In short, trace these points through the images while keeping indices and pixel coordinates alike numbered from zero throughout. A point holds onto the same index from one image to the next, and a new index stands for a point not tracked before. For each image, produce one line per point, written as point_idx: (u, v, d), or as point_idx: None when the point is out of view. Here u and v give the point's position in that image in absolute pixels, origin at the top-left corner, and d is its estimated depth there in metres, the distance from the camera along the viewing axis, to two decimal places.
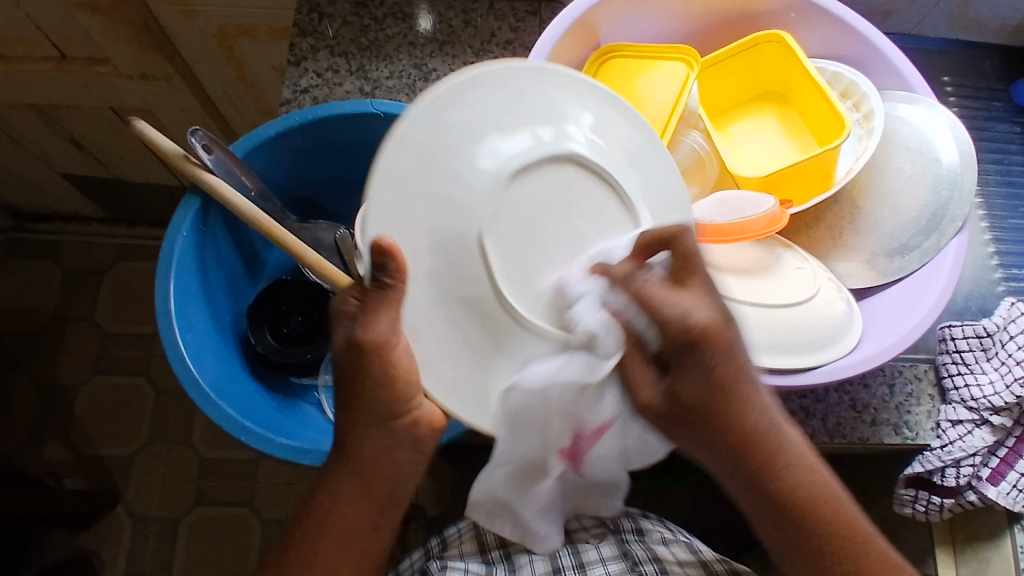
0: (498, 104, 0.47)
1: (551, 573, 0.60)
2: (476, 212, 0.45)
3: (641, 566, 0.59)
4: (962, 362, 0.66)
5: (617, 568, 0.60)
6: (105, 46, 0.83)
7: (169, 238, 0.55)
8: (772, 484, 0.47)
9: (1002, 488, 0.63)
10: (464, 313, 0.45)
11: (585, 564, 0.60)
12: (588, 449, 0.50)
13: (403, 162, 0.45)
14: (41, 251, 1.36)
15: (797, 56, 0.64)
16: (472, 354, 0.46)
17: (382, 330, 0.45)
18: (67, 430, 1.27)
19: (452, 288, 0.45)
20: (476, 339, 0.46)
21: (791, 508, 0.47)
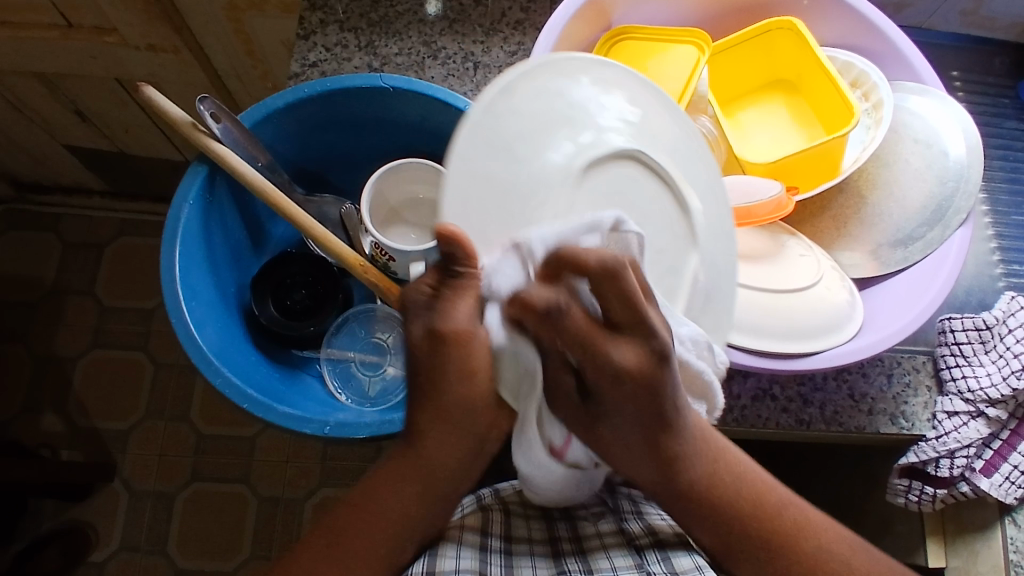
0: (560, 94, 0.47)
1: (550, 549, 0.59)
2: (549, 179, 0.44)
3: (637, 541, 0.59)
4: (960, 354, 0.66)
5: (616, 545, 0.59)
6: (113, 15, 0.82)
7: (176, 205, 0.55)
8: (687, 478, 0.47)
9: (994, 479, 0.64)
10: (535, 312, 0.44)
11: (584, 539, 0.60)
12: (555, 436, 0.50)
13: (473, 147, 0.44)
14: (42, 223, 1.35)
15: (809, 44, 0.63)
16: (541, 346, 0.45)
17: (462, 323, 0.42)
18: (64, 402, 1.27)
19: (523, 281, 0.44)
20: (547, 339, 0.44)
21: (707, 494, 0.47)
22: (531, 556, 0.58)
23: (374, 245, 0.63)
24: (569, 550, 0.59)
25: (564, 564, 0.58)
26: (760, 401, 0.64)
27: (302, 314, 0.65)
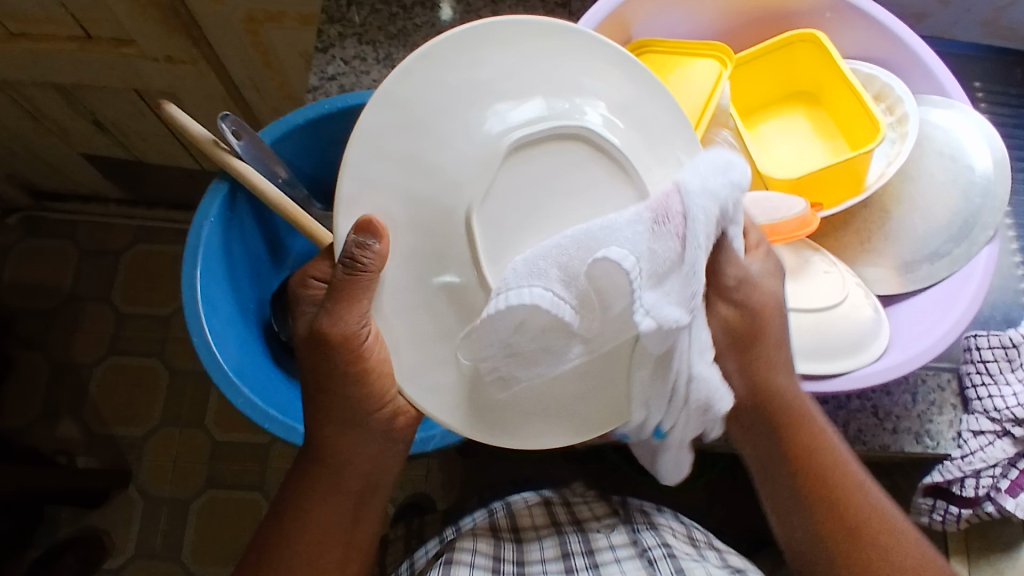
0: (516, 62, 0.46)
1: (563, 570, 0.59)
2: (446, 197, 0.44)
3: (649, 551, 0.59)
4: (986, 372, 0.65)
5: (626, 555, 0.60)
6: (132, 27, 0.83)
7: (197, 222, 0.55)
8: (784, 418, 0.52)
9: (1020, 500, 0.63)
10: (441, 297, 0.45)
11: (599, 562, 0.59)
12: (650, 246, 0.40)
13: (383, 123, 0.43)
14: (59, 231, 1.36)
15: (832, 57, 0.63)
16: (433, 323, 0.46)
17: (349, 326, 0.45)
18: (82, 408, 1.28)
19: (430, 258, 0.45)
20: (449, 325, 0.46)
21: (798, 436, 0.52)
22: (542, 567, 0.60)
23: None
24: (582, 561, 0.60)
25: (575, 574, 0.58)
26: None
27: None
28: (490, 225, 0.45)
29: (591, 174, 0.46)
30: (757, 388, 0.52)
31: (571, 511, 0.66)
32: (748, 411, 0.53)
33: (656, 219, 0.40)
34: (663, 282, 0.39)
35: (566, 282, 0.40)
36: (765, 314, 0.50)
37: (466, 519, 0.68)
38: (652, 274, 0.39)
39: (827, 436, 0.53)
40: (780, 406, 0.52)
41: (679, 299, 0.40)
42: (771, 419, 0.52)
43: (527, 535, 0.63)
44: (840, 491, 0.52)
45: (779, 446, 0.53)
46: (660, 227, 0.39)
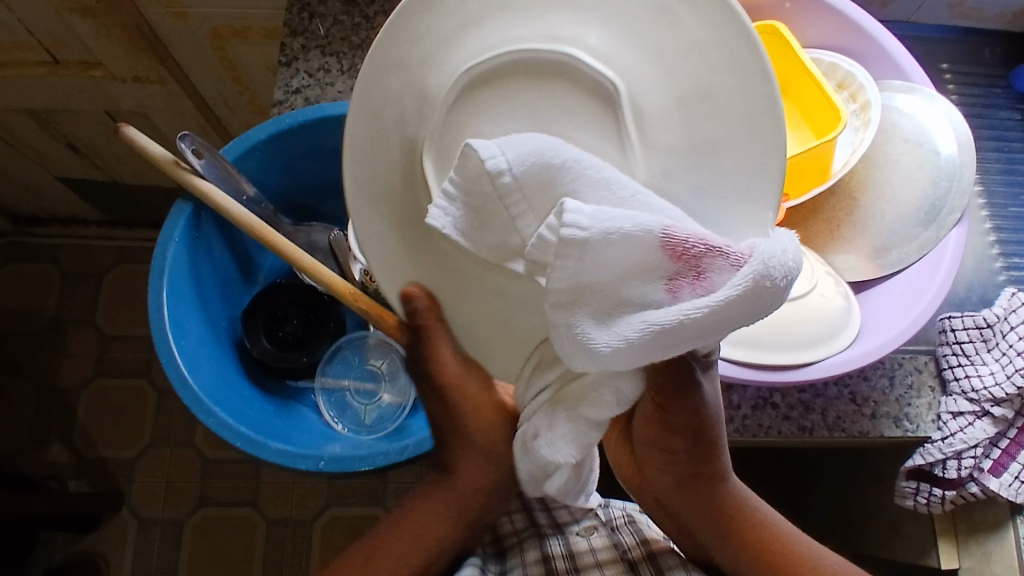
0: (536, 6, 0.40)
1: (542, 561, 0.62)
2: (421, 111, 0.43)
3: (629, 554, 0.62)
4: (962, 353, 0.65)
5: (607, 558, 0.62)
6: (97, 49, 0.82)
7: (162, 243, 0.55)
8: (716, 495, 0.52)
9: (1004, 479, 0.63)
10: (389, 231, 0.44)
11: (576, 553, 0.62)
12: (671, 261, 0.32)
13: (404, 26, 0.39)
14: (40, 256, 1.36)
15: (793, 47, 0.63)
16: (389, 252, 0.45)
17: (449, 368, 0.47)
18: (70, 432, 1.27)
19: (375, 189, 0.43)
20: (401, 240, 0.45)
21: (729, 505, 0.53)
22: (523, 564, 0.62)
23: (363, 272, 0.63)
24: (560, 561, 0.62)
25: (553, 565, 0.61)
26: (761, 410, 0.63)
27: (295, 344, 0.65)
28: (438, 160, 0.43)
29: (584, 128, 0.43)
30: (676, 480, 0.52)
31: (551, 513, 0.66)
32: (674, 497, 0.53)
33: (664, 251, 0.32)
34: (612, 316, 0.33)
35: (538, 188, 0.35)
36: (700, 428, 0.48)
37: None
38: (608, 270, 0.32)
39: (762, 527, 0.53)
40: (705, 510, 0.52)
41: (612, 339, 0.33)
42: (700, 519, 0.53)
43: (510, 542, 0.66)
44: (782, 551, 0.53)
45: (712, 542, 0.53)
46: (661, 271, 0.32)
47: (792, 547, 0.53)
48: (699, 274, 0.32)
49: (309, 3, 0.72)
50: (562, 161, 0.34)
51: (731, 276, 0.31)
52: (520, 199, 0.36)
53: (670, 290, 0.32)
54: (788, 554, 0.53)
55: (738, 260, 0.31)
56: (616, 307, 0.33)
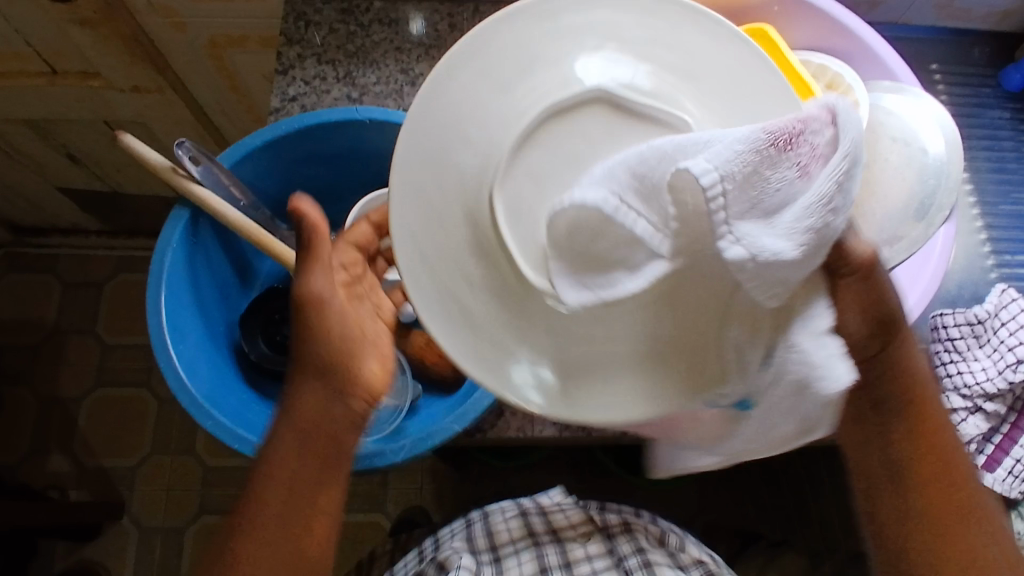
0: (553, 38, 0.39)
1: (539, 572, 0.63)
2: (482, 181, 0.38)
3: (625, 562, 0.64)
4: (954, 350, 0.66)
5: (603, 565, 0.64)
6: (95, 59, 0.83)
7: (159, 249, 0.56)
8: (899, 392, 0.48)
9: (997, 474, 0.64)
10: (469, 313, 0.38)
11: (572, 562, 0.64)
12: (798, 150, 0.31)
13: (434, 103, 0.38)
14: (40, 266, 1.37)
15: (781, 49, 0.64)
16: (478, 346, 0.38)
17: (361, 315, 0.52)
18: (71, 441, 1.28)
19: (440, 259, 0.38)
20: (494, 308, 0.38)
21: (908, 403, 0.48)
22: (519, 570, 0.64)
23: None
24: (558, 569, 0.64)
25: (550, 575, 0.63)
26: None
27: None
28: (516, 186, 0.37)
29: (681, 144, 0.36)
30: (883, 371, 0.47)
31: (547, 518, 0.67)
32: (865, 392, 0.48)
33: (769, 146, 0.30)
34: (776, 217, 0.30)
35: (644, 195, 0.31)
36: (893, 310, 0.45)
37: (443, 530, 0.68)
38: (743, 196, 0.30)
39: (938, 422, 0.49)
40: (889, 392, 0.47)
41: (782, 238, 0.30)
42: (880, 401, 0.48)
43: (504, 550, 0.65)
44: (949, 465, 0.49)
45: (885, 431, 0.49)
46: (791, 160, 0.31)
47: (953, 441, 0.49)
48: (803, 160, 0.31)
49: (304, 12, 0.73)
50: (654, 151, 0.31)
51: (831, 136, 0.31)
52: (632, 208, 0.31)
53: (802, 183, 0.31)
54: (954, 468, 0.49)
55: (826, 117, 0.32)
56: (741, 197, 0.30)
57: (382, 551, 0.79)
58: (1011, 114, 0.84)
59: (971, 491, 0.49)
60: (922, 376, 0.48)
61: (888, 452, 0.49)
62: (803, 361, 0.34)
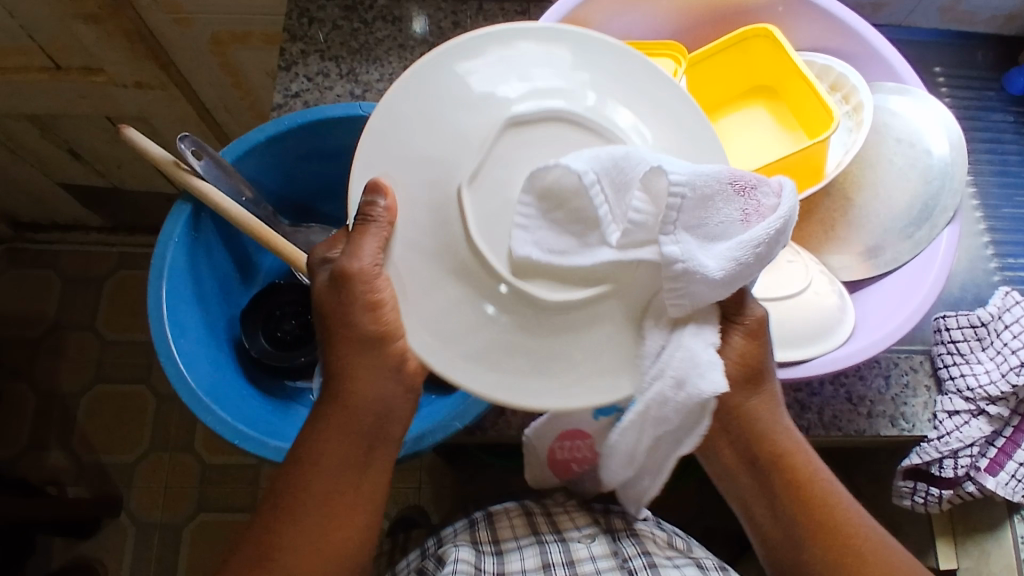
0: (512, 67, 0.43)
1: (541, 567, 0.62)
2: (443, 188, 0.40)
3: (630, 562, 0.62)
4: (957, 352, 0.65)
5: (607, 565, 0.62)
6: (98, 54, 0.83)
7: (161, 243, 0.56)
8: (762, 438, 0.51)
9: (1001, 478, 0.63)
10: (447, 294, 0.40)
11: (575, 560, 0.63)
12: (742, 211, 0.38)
13: (401, 115, 0.42)
14: (40, 261, 1.36)
15: (786, 50, 0.63)
16: (456, 326, 0.40)
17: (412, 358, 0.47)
18: (69, 438, 1.27)
19: (421, 249, 0.41)
20: (459, 295, 0.40)
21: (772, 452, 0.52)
22: (522, 567, 0.62)
23: None
24: (560, 568, 0.62)
25: (552, 571, 0.62)
26: None
27: (294, 344, 0.66)
28: (484, 196, 0.40)
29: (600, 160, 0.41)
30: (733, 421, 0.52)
31: (552, 519, 0.67)
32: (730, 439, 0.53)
33: (734, 193, 0.38)
34: (698, 240, 0.39)
35: (616, 188, 0.38)
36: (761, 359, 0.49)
37: (448, 530, 0.69)
38: (696, 214, 0.38)
39: (806, 464, 0.52)
40: (767, 453, 0.52)
41: (722, 262, 0.38)
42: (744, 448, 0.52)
43: (508, 545, 0.65)
44: (826, 512, 0.51)
45: (766, 486, 0.53)
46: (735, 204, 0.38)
47: (834, 492, 0.52)
48: (758, 206, 0.39)
49: (308, 9, 0.73)
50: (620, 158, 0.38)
51: (775, 202, 0.39)
52: (603, 197, 0.38)
53: (744, 223, 0.38)
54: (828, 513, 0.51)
55: (777, 191, 0.39)
56: (688, 227, 0.38)
57: (383, 553, 0.79)
58: (1014, 118, 0.83)
59: (856, 532, 0.51)
60: (785, 430, 0.52)
61: (774, 508, 0.53)
62: (685, 357, 0.41)
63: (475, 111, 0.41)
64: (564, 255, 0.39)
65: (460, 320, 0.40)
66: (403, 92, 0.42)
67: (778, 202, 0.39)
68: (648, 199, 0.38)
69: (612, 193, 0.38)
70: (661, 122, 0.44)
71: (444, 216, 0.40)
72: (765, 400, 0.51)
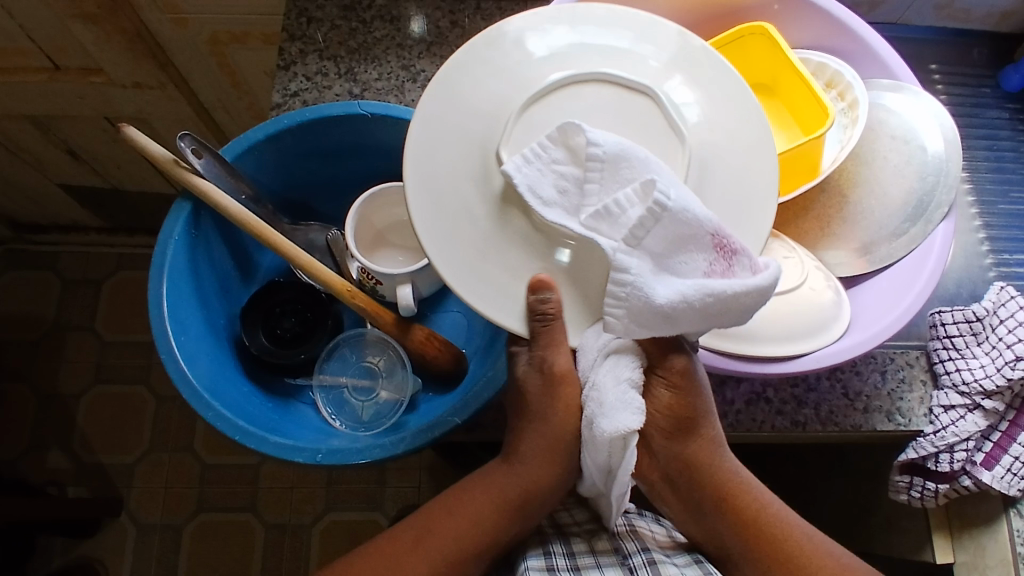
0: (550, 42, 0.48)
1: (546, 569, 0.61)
2: (490, 142, 0.46)
3: (632, 562, 0.62)
4: (953, 347, 0.66)
5: (609, 565, 0.62)
6: (98, 55, 0.84)
7: (161, 242, 0.56)
8: (704, 483, 0.52)
9: (996, 472, 0.64)
10: (501, 248, 0.45)
11: (579, 564, 0.62)
12: (715, 265, 0.41)
13: (450, 95, 0.46)
14: (40, 262, 1.37)
15: (781, 47, 0.64)
16: (512, 275, 0.45)
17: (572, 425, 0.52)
18: (69, 438, 1.28)
19: (468, 212, 0.45)
20: (512, 249, 0.45)
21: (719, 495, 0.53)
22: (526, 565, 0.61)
23: (360, 270, 0.64)
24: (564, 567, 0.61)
25: (556, 573, 0.61)
26: (755, 405, 0.64)
27: (294, 341, 0.66)
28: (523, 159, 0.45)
29: (636, 124, 0.46)
30: (672, 470, 0.53)
31: (553, 517, 0.68)
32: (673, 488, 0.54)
33: (711, 246, 0.41)
34: (656, 265, 0.41)
35: (614, 175, 0.42)
36: (689, 406, 0.50)
37: None
38: (665, 244, 0.41)
39: (756, 501, 0.53)
40: (708, 496, 0.53)
41: (670, 293, 0.41)
42: (690, 497, 0.53)
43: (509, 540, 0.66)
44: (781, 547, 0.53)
45: (711, 527, 0.54)
46: (707, 254, 0.41)
47: (784, 526, 0.53)
48: (727, 269, 0.41)
49: (306, 8, 0.74)
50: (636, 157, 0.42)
51: (751, 276, 0.41)
52: (598, 182, 0.42)
53: (705, 273, 0.41)
54: (785, 549, 0.53)
55: (756, 268, 0.42)
56: (651, 246, 0.41)
57: None
58: (1010, 115, 0.84)
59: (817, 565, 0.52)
60: (731, 472, 0.53)
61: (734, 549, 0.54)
62: (598, 387, 0.46)
63: (533, 84, 0.46)
64: (546, 206, 0.43)
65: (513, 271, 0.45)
66: (449, 79, 0.46)
67: (751, 277, 0.41)
68: (637, 199, 0.41)
69: (614, 170, 0.42)
70: (692, 77, 0.48)
71: (483, 164, 0.45)
72: (696, 445, 0.52)
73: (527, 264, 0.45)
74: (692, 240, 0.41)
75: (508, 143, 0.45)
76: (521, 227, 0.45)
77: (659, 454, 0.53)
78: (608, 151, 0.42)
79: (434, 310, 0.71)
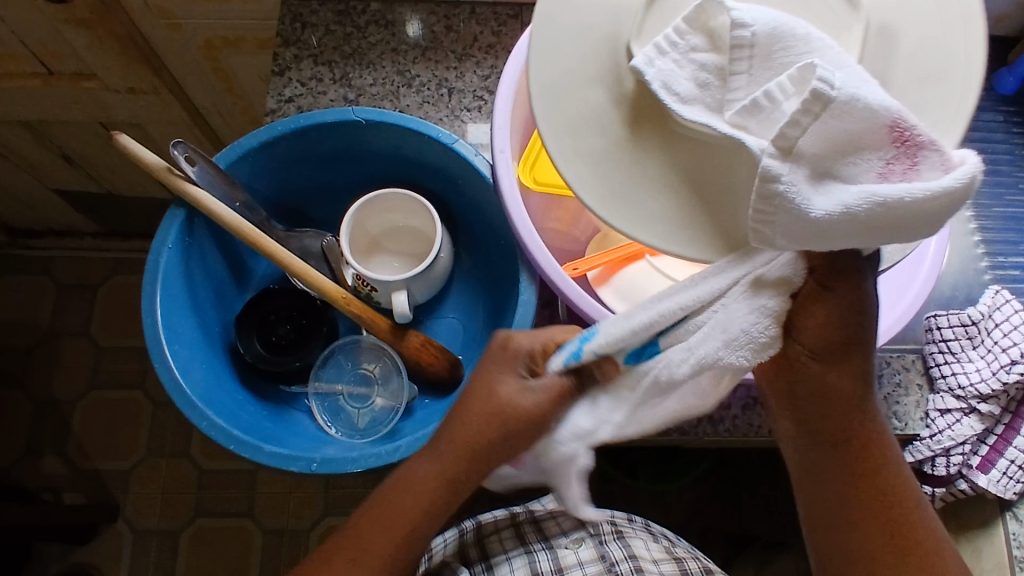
0: None
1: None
2: (618, 34, 0.44)
3: (617, 567, 0.63)
4: (948, 351, 0.65)
5: (595, 570, 0.63)
6: (92, 60, 0.83)
7: (155, 250, 0.56)
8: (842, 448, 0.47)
9: (992, 475, 0.64)
10: (636, 150, 0.43)
11: (564, 567, 0.64)
12: (914, 165, 0.32)
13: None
14: (35, 267, 1.36)
15: None
16: (652, 181, 0.43)
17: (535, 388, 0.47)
18: (65, 444, 1.27)
19: (596, 116, 0.44)
20: (648, 150, 0.43)
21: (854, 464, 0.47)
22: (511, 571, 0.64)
23: (356, 277, 0.64)
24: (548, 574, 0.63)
25: None
26: (751, 410, 0.63)
27: (288, 347, 0.65)
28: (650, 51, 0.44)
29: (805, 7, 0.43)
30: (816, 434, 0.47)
31: (540, 525, 0.67)
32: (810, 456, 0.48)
33: (889, 140, 0.32)
34: (822, 180, 0.33)
35: (764, 58, 0.38)
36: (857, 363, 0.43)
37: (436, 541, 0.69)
38: (835, 151, 0.33)
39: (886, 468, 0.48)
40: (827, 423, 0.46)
41: (831, 205, 0.33)
42: (822, 462, 0.48)
43: (497, 559, 0.65)
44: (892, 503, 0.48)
45: (821, 459, 0.48)
46: (880, 152, 0.33)
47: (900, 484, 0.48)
48: (911, 169, 0.33)
49: (301, 13, 0.73)
50: (804, 32, 0.37)
51: (946, 177, 0.32)
52: (746, 70, 0.39)
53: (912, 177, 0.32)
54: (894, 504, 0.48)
55: (951, 163, 0.32)
56: (811, 167, 0.33)
57: None
58: (1005, 117, 0.84)
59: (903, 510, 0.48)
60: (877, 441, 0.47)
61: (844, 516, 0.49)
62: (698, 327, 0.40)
63: None
64: (685, 104, 0.40)
65: (651, 181, 0.43)
66: None
67: (939, 177, 0.32)
68: (793, 91, 0.35)
69: (768, 54, 0.38)
70: None
71: (613, 64, 0.44)
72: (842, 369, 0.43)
73: (664, 167, 0.43)
74: (875, 148, 0.33)
75: (639, 38, 0.44)
76: (658, 126, 0.43)
77: (795, 375, 0.44)
78: (753, 30, 0.38)
79: (430, 315, 0.71)
